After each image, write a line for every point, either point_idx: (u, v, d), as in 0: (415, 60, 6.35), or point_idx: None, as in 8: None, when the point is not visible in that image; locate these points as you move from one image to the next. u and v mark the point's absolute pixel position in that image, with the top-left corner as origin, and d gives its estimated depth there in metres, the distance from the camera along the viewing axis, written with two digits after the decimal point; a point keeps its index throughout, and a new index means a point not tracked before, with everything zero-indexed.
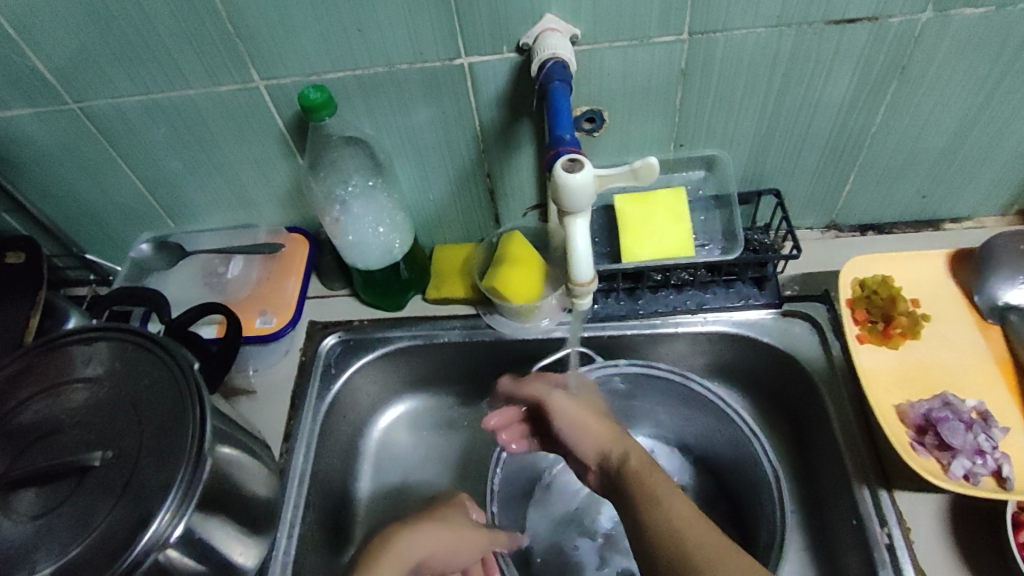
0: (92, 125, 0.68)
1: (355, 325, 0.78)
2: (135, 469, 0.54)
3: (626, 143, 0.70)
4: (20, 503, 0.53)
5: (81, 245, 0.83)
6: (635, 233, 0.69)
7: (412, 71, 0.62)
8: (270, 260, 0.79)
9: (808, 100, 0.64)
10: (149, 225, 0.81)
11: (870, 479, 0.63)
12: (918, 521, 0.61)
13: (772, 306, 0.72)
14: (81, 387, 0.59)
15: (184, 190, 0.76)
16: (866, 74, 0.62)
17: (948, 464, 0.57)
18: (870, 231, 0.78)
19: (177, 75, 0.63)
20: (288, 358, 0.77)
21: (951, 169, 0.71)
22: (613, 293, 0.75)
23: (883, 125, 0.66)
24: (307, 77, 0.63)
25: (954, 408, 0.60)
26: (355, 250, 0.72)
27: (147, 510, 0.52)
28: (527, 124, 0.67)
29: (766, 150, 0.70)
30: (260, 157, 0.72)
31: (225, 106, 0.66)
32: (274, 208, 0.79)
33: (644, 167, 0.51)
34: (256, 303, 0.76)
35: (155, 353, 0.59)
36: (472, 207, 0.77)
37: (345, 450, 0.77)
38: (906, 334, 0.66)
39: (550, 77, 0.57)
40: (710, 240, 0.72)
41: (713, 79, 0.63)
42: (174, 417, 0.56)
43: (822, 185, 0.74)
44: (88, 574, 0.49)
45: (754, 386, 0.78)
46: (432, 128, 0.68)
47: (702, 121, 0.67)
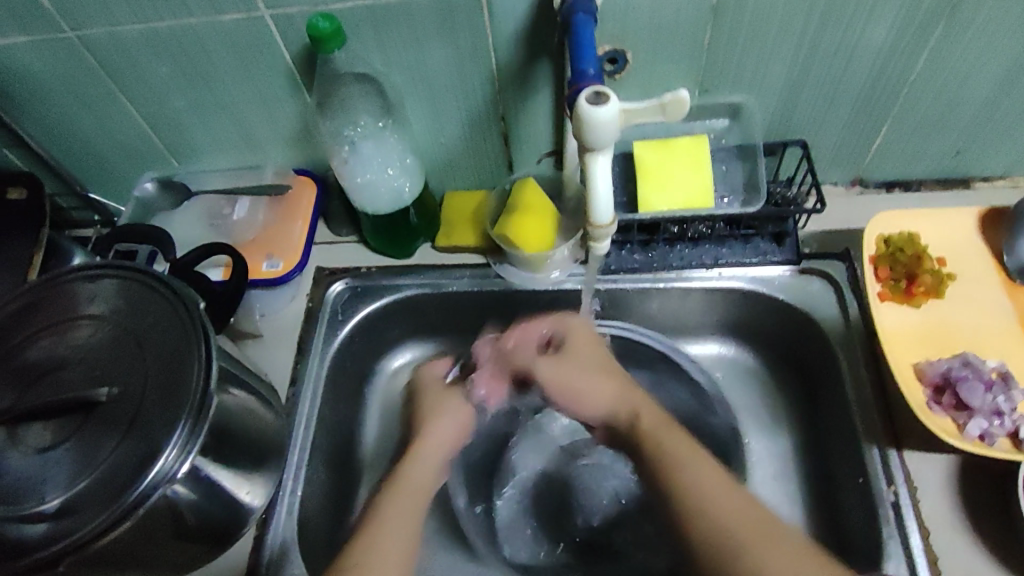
0: (90, 55, 0.65)
1: (363, 273, 0.76)
2: (142, 406, 0.54)
3: (648, 85, 0.67)
4: (29, 435, 0.53)
5: (83, 183, 0.80)
6: (653, 182, 0.66)
7: (427, 3, 0.59)
8: (276, 203, 0.77)
9: (845, 44, 0.61)
10: (152, 163, 0.78)
11: (880, 438, 0.62)
12: (925, 480, 0.60)
13: (790, 263, 0.70)
14: (86, 324, 0.58)
15: (187, 127, 0.73)
16: (909, 18, 0.59)
17: (963, 424, 0.56)
18: (896, 188, 0.76)
19: (178, 3, 0.60)
20: (295, 303, 0.76)
21: (989, 124, 0.68)
22: (627, 245, 0.73)
23: (921, 73, 0.63)
24: (315, 7, 0.60)
25: (975, 368, 0.58)
26: (364, 193, 0.70)
27: (155, 446, 0.52)
28: (546, 63, 0.65)
29: (796, 97, 0.67)
30: (267, 94, 0.69)
31: (229, 37, 0.63)
32: (281, 148, 0.76)
33: (674, 102, 0.49)
34: (262, 247, 0.75)
35: (160, 292, 0.58)
36: (485, 152, 0.74)
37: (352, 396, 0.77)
38: (929, 293, 0.64)
39: (573, 9, 0.55)
40: (732, 192, 0.69)
41: (745, 18, 0.60)
42: (179, 355, 0.55)
43: (851, 137, 0.71)
44: (96, 507, 0.50)
45: (766, 346, 0.76)
46: (447, 65, 0.65)
47: (731, 64, 0.64)
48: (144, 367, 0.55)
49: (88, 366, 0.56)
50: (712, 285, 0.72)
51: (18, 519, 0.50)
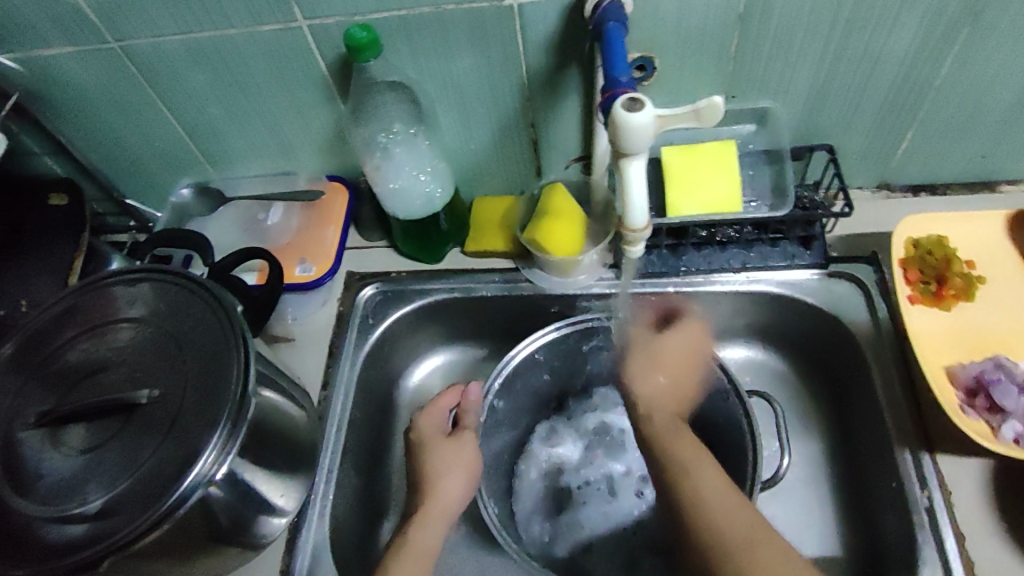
0: (131, 65, 0.67)
1: (393, 277, 0.77)
2: (180, 408, 0.55)
3: (675, 91, 0.68)
4: (71, 437, 0.55)
5: (121, 190, 0.82)
6: (682, 186, 0.67)
7: (459, 12, 0.61)
8: (308, 209, 0.79)
9: (871, 50, 0.62)
10: (188, 171, 0.80)
11: (912, 443, 0.62)
12: (959, 485, 0.60)
13: (818, 266, 0.71)
14: (126, 327, 0.60)
15: (222, 135, 0.75)
16: (935, 23, 0.59)
17: (997, 427, 0.56)
18: (923, 191, 0.76)
19: (219, 14, 0.62)
20: (326, 308, 0.77)
21: (1016, 127, 0.68)
22: (656, 249, 0.73)
23: (947, 77, 0.64)
24: (351, 17, 0.61)
25: (1007, 371, 0.58)
26: (396, 199, 0.71)
27: (194, 447, 0.53)
28: (575, 70, 0.66)
29: (822, 103, 0.68)
30: (300, 102, 0.70)
31: (266, 47, 0.65)
32: (313, 155, 0.78)
33: (708, 108, 0.50)
34: (295, 251, 0.76)
35: (198, 295, 0.60)
36: (513, 158, 0.76)
37: (381, 401, 0.78)
38: (959, 295, 0.64)
39: (604, 18, 0.56)
40: (758, 198, 0.70)
41: (772, 25, 0.60)
42: (218, 357, 0.56)
43: (877, 141, 0.71)
44: (136, 506, 0.51)
45: (794, 350, 0.76)
46: (477, 73, 0.66)
47: (757, 70, 0.65)
48: (182, 370, 0.56)
49: (127, 368, 0.57)
50: (740, 288, 0.72)
51: (60, 519, 0.51)
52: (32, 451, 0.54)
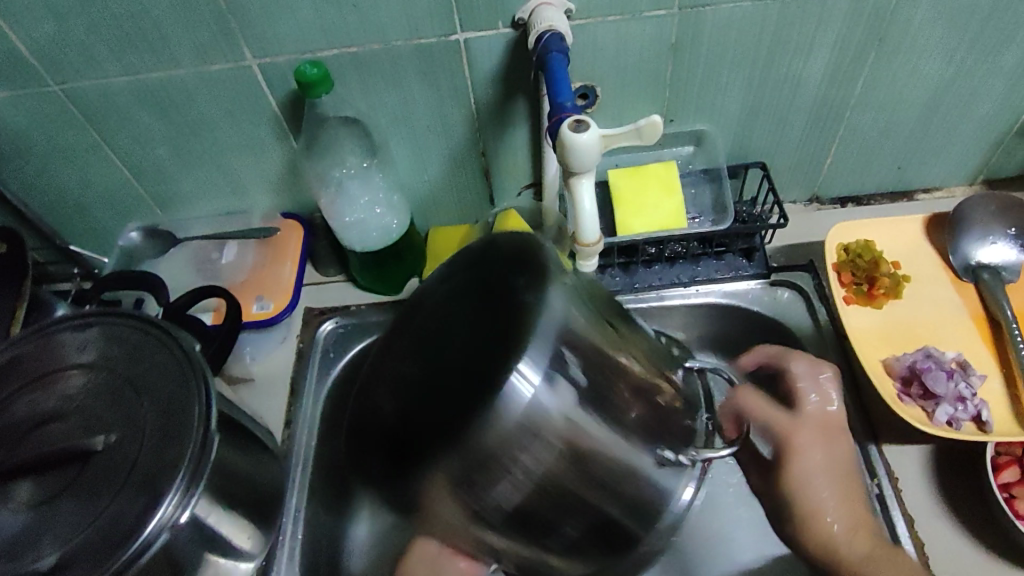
0: (75, 108, 0.66)
1: (350, 311, 0.77)
2: (139, 452, 0.53)
3: (617, 117, 0.72)
4: (21, 490, 0.52)
5: (64, 236, 0.80)
6: (629, 206, 0.71)
7: (407, 47, 0.63)
8: (264, 246, 0.78)
9: (791, 73, 0.68)
10: (136, 216, 0.79)
11: (860, 436, 0.66)
12: (903, 471, 0.65)
13: (761, 276, 0.75)
14: (78, 373, 0.58)
15: (171, 177, 0.74)
16: (846, 46, 0.65)
17: (932, 411, 0.61)
18: (849, 203, 0.82)
19: (166, 54, 0.62)
20: (285, 346, 0.76)
21: (925, 138, 0.75)
22: (609, 269, 0.76)
23: (862, 96, 0.70)
24: (302, 54, 0.63)
25: (936, 359, 0.64)
26: (351, 232, 0.72)
27: (155, 492, 0.51)
28: (522, 100, 0.69)
29: (751, 124, 0.73)
30: (252, 140, 0.71)
31: (216, 86, 0.65)
32: (267, 194, 0.78)
33: (648, 125, 0.52)
34: (252, 288, 0.76)
35: (154, 338, 0.58)
36: (466, 187, 0.78)
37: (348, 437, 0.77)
38: (889, 294, 0.69)
39: (548, 48, 0.59)
40: (700, 213, 0.75)
41: (701, 52, 0.65)
42: (177, 399, 0.55)
43: (804, 157, 0.77)
44: (95, 558, 0.49)
45: (745, 358, 0.80)
46: (428, 106, 0.69)
47: (691, 95, 0.70)
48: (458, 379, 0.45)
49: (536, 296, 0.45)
50: (687, 302, 0.75)
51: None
52: None
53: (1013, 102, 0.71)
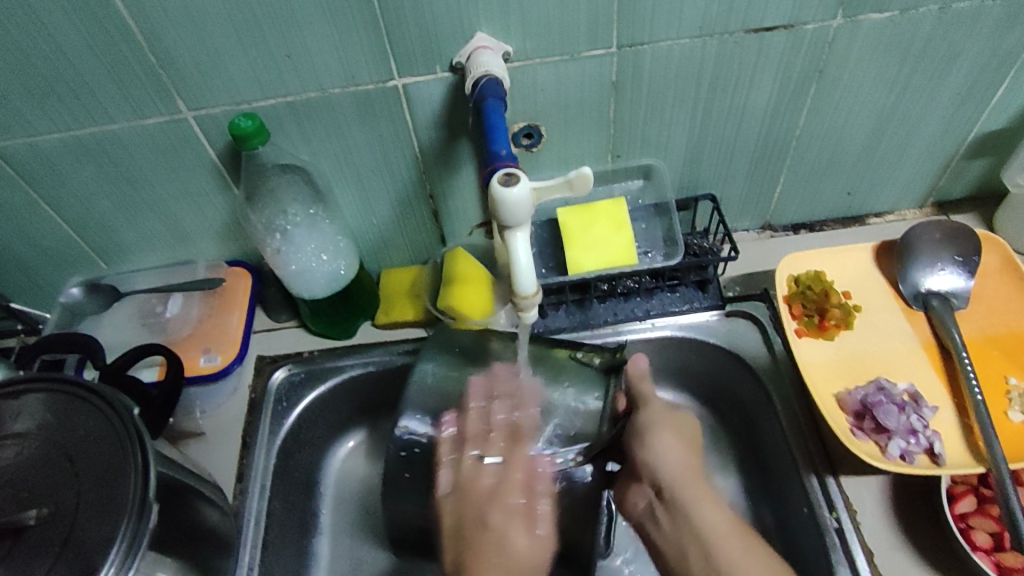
0: (7, 165, 0.65)
1: (304, 357, 0.76)
2: (74, 526, 0.51)
3: (565, 155, 0.72)
4: None
5: (6, 293, 0.78)
6: (579, 244, 0.70)
7: (345, 95, 0.62)
8: (211, 296, 0.77)
9: (734, 107, 0.68)
10: (79, 268, 0.77)
11: (817, 467, 0.65)
12: (862, 503, 0.64)
13: (715, 307, 0.74)
14: (9, 443, 0.56)
15: (114, 229, 0.73)
16: (787, 79, 0.65)
17: (885, 446, 0.60)
18: (802, 229, 0.82)
19: (98, 109, 0.61)
20: (237, 396, 0.75)
21: (872, 165, 0.75)
22: (563, 305, 0.76)
23: (806, 127, 0.70)
24: (238, 105, 0.62)
25: (888, 392, 0.63)
26: (299, 279, 0.71)
27: (90, 565, 0.49)
28: (465, 142, 0.68)
29: (699, 157, 0.73)
30: (193, 190, 0.70)
31: (153, 139, 0.64)
32: (213, 242, 0.76)
33: (579, 178, 0.52)
34: (199, 341, 0.74)
35: (92, 403, 0.57)
36: (417, 229, 0.77)
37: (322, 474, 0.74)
38: (840, 325, 0.68)
39: (484, 94, 0.58)
40: (652, 247, 0.74)
41: (642, 89, 0.65)
42: (115, 466, 0.54)
43: (754, 187, 0.77)
44: None
45: (705, 389, 0.79)
46: (371, 152, 0.68)
47: (636, 131, 0.69)
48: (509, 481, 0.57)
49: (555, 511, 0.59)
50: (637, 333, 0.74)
51: None
52: None
53: (955, 128, 0.71)
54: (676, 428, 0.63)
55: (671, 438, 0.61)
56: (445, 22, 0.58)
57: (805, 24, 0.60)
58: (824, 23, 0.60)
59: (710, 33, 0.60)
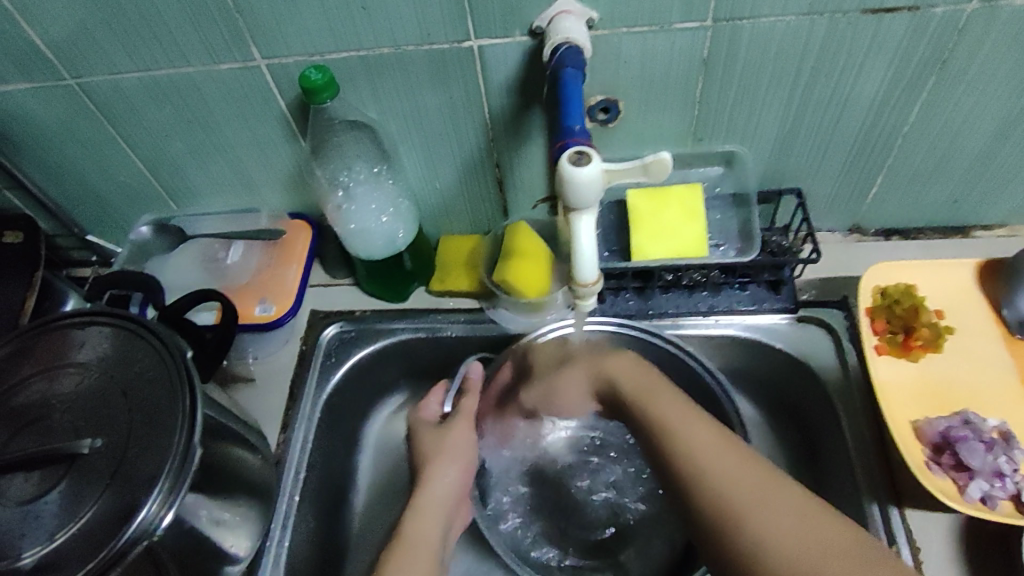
0: (89, 101, 0.66)
1: (357, 316, 0.76)
2: (124, 458, 0.54)
3: (641, 134, 0.67)
4: (9, 489, 0.53)
5: (83, 225, 0.80)
6: (646, 230, 0.66)
7: (419, 53, 0.60)
8: (272, 246, 0.77)
9: (836, 96, 0.61)
10: (150, 207, 0.79)
11: (881, 495, 0.61)
12: (928, 542, 0.59)
13: (788, 311, 0.69)
14: (72, 371, 0.58)
15: (184, 170, 0.74)
16: (902, 68, 0.59)
17: (964, 486, 0.55)
18: (894, 236, 0.75)
19: (175, 51, 0.61)
20: (288, 347, 0.76)
21: (987, 173, 0.67)
22: (622, 292, 0.72)
23: (916, 124, 0.63)
24: (311, 56, 0.61)
25: (974, 427, 0.57)
26: (358, 239, 0.70)
27: (136, 499, 0.51)
28: (538, 111, 0.65)
29: (789, 147, 0.67)
30: (261, 140, 0.70)
31: (226, 84, 0.64)
32: (278, 193, 0.77)
33: (655, 164, 0.48)
34: (255, 291, 0.74)
35: (148, 339, 0.58)
36: (481, 198, 0.75)
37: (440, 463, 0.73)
38: (927, 347, 0.62)
39: (562, 63, 0.55)
40: (726, 240, 0.69)
41: (735, 69, 0.60)
42: (164, 404, 0.55)
43: (847, 185, 0.70)
44: (74, 560, 0.50)
45: (766, 396, 0.75)
46: (440, 114, 0.66)
47: (723, 113, 0.64)
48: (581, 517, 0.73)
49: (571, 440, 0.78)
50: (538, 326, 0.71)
51: None
52: None
53: None
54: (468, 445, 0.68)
55: (581, 377, 0.64)
56: None
57: (934, 6, 0.53)
58: (955, 7, 0.53)
59: (819, 11, 0.55)
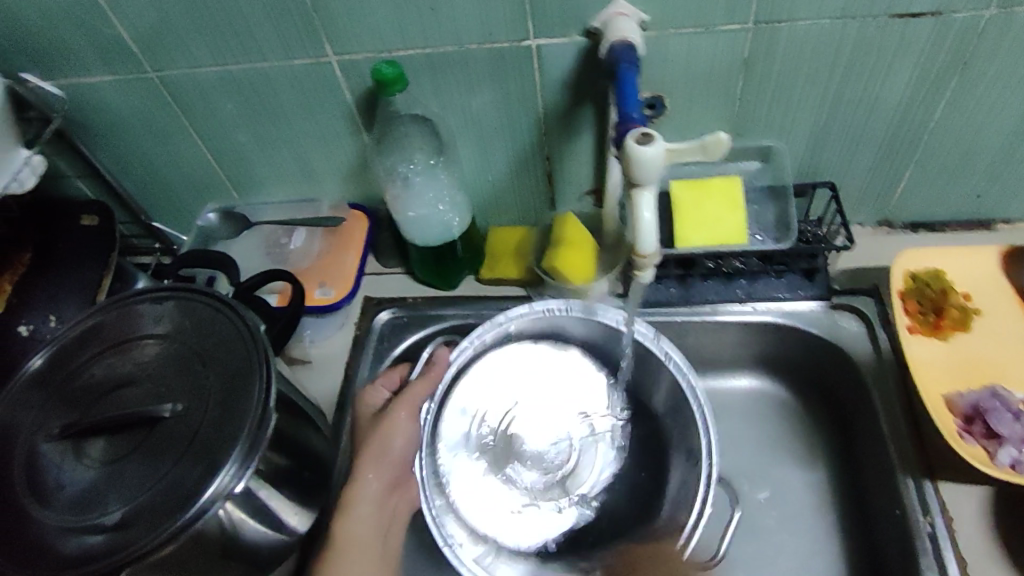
0: (166, 94, 0.71)
1: (409, 303, 0.79)
2: (201, 424, 0.56)
3: (684, 129, 0.72)
4: (93, 449, 0.56)
5: (148, 212, 0.85)
6: (690, 218, 0.70)
7: (481, 51, 0.65)
8: (330, 234, 0.81)
9: (867, 95, 0.66)
10: (214, 196, 0.83)
11: (914, 470, 0.64)
12: (960, 514, 0.62)
13: (822, 298, 0.73)
14: (151, 343, 0.61)
15: (248, 161, 0.78)
16: (928, 69, 0.63)
17: (994, 452, 0.59)
18: (921, 229, 0.79)
19: (253, 47, 0.66)
20: (343, 331, 0.79)
21: (1009, 168, 0.72)
22: (664, 279, 0.75)
23: (941, 121, 0.68)
24: (380, 53, 0.65)
25: (1003, 399, 0.62)
26: (414, 227, 0.74)
27: (213, 463, 0.54)
28: (589, 107, 0.69)
29: (823, 143, 0.71)
30: (325, 133, 0.74)
31: (297, 79, 0.68)
32: (336, 183, 0.81)
33: (713, 142, 0.53)
34: (315, 275, 0.79)
35: (224, 314, 0.61)
36: (529, 190, 0.79)
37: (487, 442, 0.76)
38: (957, 327, 0.67)
39: (617, 59, 0.59)
40: (763, 231, 0.74)
41: (774, 68, 0.64)
42: (238, 374, 0.58)
43: (877, 180, 0.75)
44: (155, 517, 0.52)
45: (799, 381, 0.78)
46: (495, 109, 0.70)
47: (762, 111, 0.69)
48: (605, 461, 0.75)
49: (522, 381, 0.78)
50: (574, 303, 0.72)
51: (80, 530, 0.53)
52: (54, 463, 0.56)
53: None
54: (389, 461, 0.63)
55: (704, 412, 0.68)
56: None
57: (959, 11, 0.58)
58: (978, 12, 0.58)
59: (853, 15, 0.59)
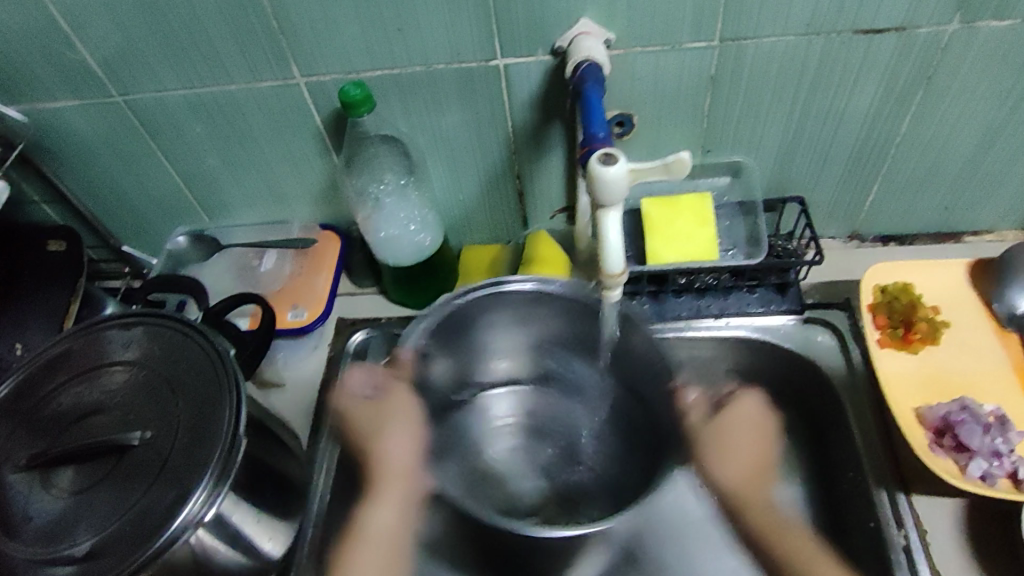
0: (134, 117, 0.70)
1: (382, 323, 0.79)
2: (171, 451, 0.55)
3: (653, 146, 0.72)
4: (62, 479, 0.55)
5: (118, 236, 0.85)
6: (661, 235, 0.71)
7: (448, 71, 0.65)
8: (302, 256, 0.81)
9: (834, 109, 0.67)
10: (184, 219, 0.83)
11: (889, 483, 0.64)
12: (936, 526, 0.62)
13: (793, 312, 0.73)
14: (120, 369, 0.60)
15: (218, 184, 0.78)
16: (891, 85, 0.64)
17: (965, 465, 0.59)
18: (891, 241, 0.80)
19: (220, 69, 0.65)
20: (317, 353, 0.78)
21: (975, 180, 0.72)
22: (638, 296, 0.76)
23: (907, 135, 0.69)
24: (347, 75, 0.65)
25: (972, 411, 0.61)
26: (386, 247, 0.74)
27: (183, 490, 0.53)
28: (558, 125, 0.70)
29: (791, 158, 0.72)
30: (295, 154, 0.74)
31: (265, 102, 0.68)
32: (308, 205, 0.81)
33: (676, 162, 0.54)
34: (288, 297, 0.78)
35: (193, 339, 0.60)
36: (502, 208, 0.79)
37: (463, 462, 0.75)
38: (925, 339, 0.67)
39: (584, 78, 0.60)
40: (734, 246, 0.74)
41: (741, 84, 0.65)
42: (208, 400, 0.57)
43: (846, 194, 0.75)
44: (125, 547, 0.51)
45: (773, 394, 0.78)
46: (464, 128, 0.70)
47: (730, 127, 0.69)
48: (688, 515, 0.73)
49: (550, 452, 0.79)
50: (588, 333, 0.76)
51: (48, 562, 0.52)
52: (21, 494, 0.55)
53: None
54: (415, 429, 0.68)
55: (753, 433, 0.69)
56: (553, 6, 0.59)
57: (918, 27, 0.59)
58: (938, 28, 0.59)
59: (816, 32, 0.60)
